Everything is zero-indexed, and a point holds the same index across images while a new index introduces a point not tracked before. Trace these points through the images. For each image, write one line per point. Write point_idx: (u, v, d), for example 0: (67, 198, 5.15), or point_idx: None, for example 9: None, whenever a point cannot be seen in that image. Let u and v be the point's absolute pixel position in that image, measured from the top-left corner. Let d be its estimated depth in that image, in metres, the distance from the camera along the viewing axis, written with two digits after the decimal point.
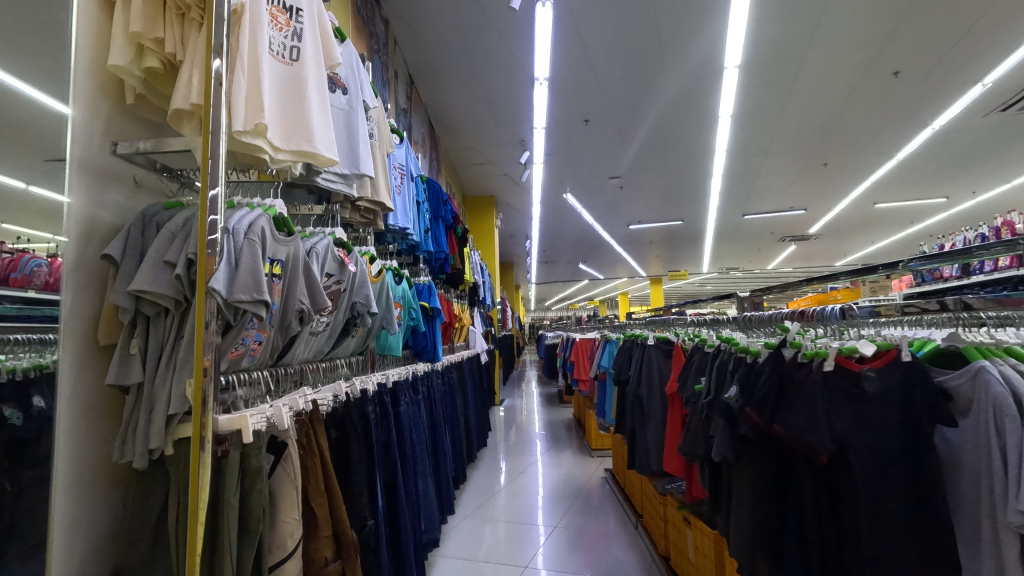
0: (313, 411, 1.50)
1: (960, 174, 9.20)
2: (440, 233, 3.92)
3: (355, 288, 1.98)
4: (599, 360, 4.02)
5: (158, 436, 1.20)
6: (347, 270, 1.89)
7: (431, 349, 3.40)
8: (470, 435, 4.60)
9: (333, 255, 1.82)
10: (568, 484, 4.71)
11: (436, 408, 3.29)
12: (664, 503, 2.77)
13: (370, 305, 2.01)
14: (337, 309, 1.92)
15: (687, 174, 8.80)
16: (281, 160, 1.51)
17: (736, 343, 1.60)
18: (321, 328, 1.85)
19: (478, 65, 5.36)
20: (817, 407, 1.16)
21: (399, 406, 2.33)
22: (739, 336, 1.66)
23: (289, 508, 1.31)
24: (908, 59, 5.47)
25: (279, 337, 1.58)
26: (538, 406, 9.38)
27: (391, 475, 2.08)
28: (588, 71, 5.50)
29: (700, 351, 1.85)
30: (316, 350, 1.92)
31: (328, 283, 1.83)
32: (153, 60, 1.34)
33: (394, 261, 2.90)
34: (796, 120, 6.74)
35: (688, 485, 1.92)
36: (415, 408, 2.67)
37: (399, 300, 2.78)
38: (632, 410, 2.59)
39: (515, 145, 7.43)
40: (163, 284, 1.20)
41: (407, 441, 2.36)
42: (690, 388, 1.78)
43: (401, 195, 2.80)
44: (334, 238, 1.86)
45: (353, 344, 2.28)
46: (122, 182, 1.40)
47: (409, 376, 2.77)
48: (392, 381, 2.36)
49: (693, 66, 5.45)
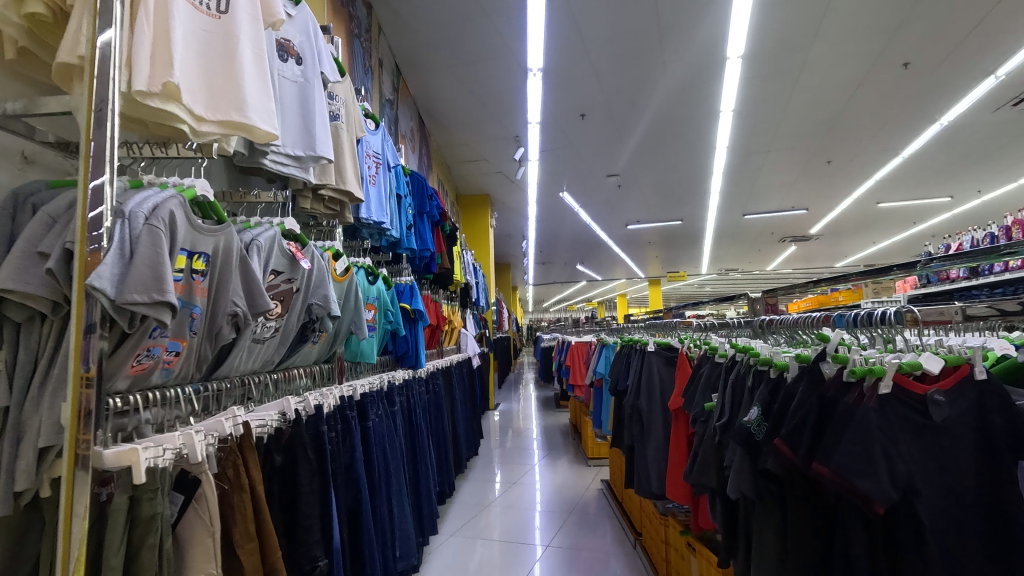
0: (243, 435, 1.24)
1: (967, 172, 8.97)
2: (425, 230, 3.67)
3: (312, 289, 1.73)
4: (595, 364, 3.77)
5: (28, 476, 0.95)
6: (299, 268, 1.63)
7: (413, 354, 3.16)
8: (458, 445, 4.34)
9: (281, 249, 1.57)
10: (564, 496, 4.45)
11: (418, 419, 3.03)
12: (664, 524, 2.51)
13: (329, 307, 1.75)
14: (290, 312, 1.67)
15: (687, 172, 8.55)
16: (206, 133, 1.25)
17: (755, 352, 1.35)
18: (268, 334, 1.59)
19: (468, 55, 5.10)
20: (871, 440, 0.91)
21: (368, 422, 2.07)
22: (759, 344, 1.40)
23: (203, 561, 1.05)
24: (919, 50, 5.22)
25: (208, 347, 1.32)
26: (535, 410, 9.12)
27: (355, 501, 1.82)
28: (584, 62, 5.25)
29: (710, 362, 1.60)
30: (265, 359, 1.66)
31: (276, 283, 1.57)
32: (38, 6, 1.07)
33: (368, 258, 2.65)
34: (801, 114, 6.49)
35: (695, 515, 1.66)
36: (389, 421, 2.41)
37: (372, 301, 2.52)
38: (630, 424, 2.34)
39: (509, 141, 7.18)
40: (33, 283, 0.95)
41: (377, 459, 2.10)
42: (699, 406, 1.53)
43: (375, 186, 2.56)
44: (282, 229, 1.61)
45: (315, 352, 2.03)
46: (6, 159, 1.16)
47: (383, 385, 2.51)
48: (360, 393, 2.10)
49: (694, 56, 5.20)
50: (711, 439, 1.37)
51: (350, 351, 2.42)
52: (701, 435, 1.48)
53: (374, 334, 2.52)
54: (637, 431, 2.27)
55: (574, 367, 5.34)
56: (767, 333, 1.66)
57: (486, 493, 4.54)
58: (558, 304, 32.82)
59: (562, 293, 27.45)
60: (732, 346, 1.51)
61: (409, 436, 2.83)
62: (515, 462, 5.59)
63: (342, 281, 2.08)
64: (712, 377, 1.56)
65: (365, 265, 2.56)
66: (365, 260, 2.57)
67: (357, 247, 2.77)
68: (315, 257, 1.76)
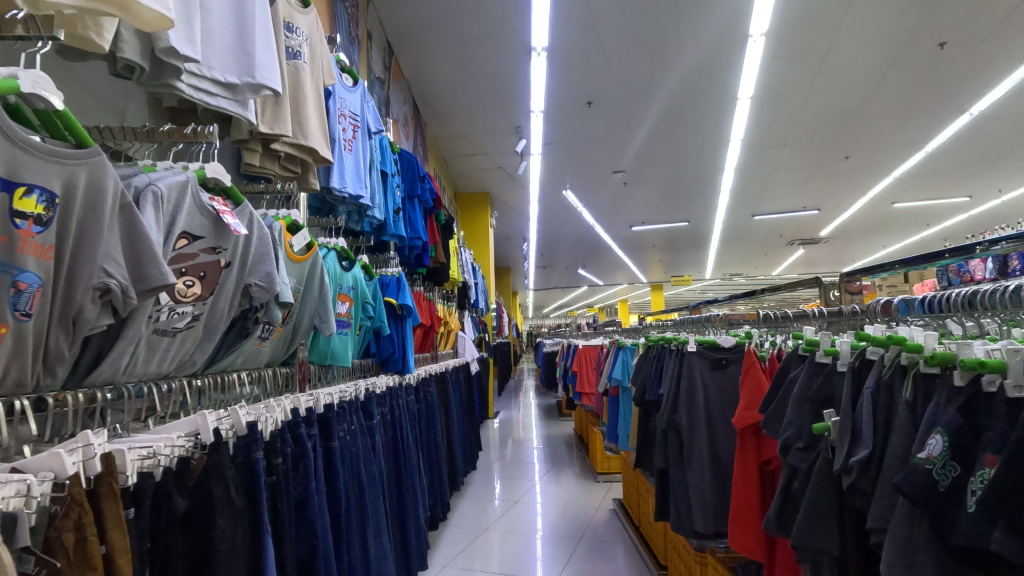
0: (101, 472, 0.79)
1: (989, 169, 8.56)
2: (416, 216, 3.22)
3: (251, 264, 1.27)
4: (609, 370, 3.31)
5: None
6: (231, 235, 1.20)
7: (399, 357, 2.74)
8: (454, 459, 3.87)
9: (196, 204, 1.11)
10: (570, 518, 3.96)
11: (405, 435, 2.57)
12: (702, 561, 1.99)
13: (273, 289, 1.30)
14: (217, 294, 1.22)
15: (697, 168, 8.14)
16: (49, 4, 0.79)
17: (908, 341, 1.02)
18: (183, 324, 1.15)
19: (466, 32, 4.68)
20: None
21: (333, 442, 1.61)
22: (916, 335, 1.06)
23: None
24: (956, 28, 4.81)
25: (63, 339, 0.87)
26: (536, 419, 8.63)
27: (309, 548, 1.36)
28: (594, 41, 4.83)
29: (807, 364, 1.27)
30: (184, 360, 1.22)
31: (192, 252, 1.13)
32: None
33: (343, 240, 2.18)
34: (823, 102, 6.09)
35: (768, 572, 1.39)
36: (363, 439, 1.94)
37: (348, 291, 2.08)
38: (662, 443, 1.90)
39: (510, 132, 6.76)
40: None
41: (345, 486, 1.65)
42: (808, 432, 1.17)
43: (351, 153, 2.13)
44: (198, 176, 1.14)
45: (266, 351, 1.60)
46: None
47: (358, 395, 2.04)
48: (323, 405, 1.64)
49: (713, 34, 4.78)
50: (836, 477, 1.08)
51: (317, 353, 1.96)
52: (804, 471, 1.15)
53: (348, 331, 2.07)
54: (676, 451, 1.81)
55: (582, 373, 4.91)
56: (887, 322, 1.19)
57: (486, 514, 4.08)
58: (557, 310, 32.36)
59: (562, 298, 27.03)
60: (854, 343, 1.18)
61: (392, 455, 2.37)
62: (517, 477, 5.11)
63: (305, 261, 1.65)
64: (812, 387, 1.22)
65: (339, 247, 2.09)
66: (340, 241, 2.11)
67: (331, 227, 2.32)
68: (254, 216, 1.29)
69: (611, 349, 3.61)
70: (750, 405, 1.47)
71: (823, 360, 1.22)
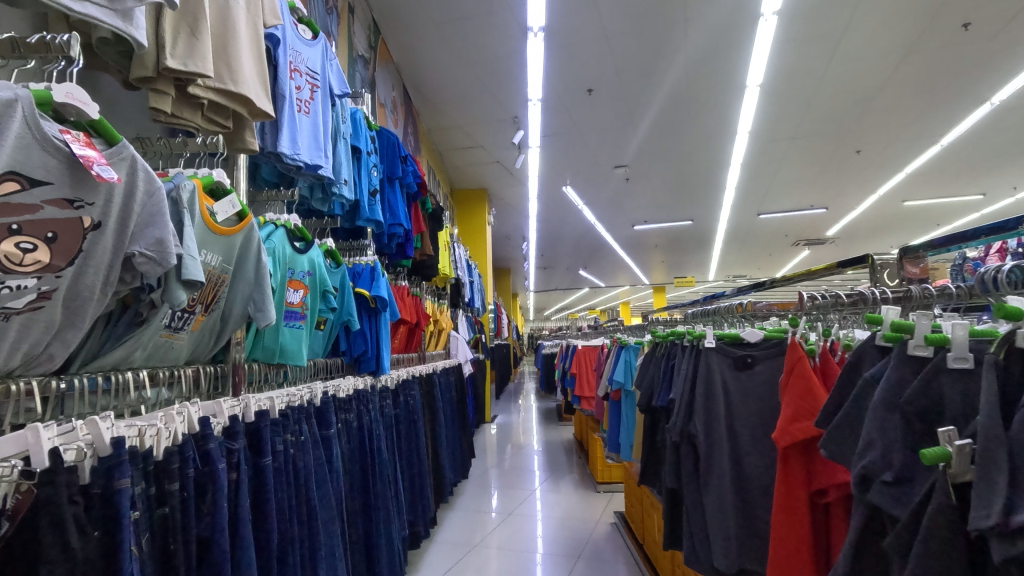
0: None
1: (1006, 165, 8.23)
2: (396, 200, 2.91)
3: (134, 227, 0.96)
4: (610, 372, 2.99)
5: None
6: (102, 186, 0.90)
7: (372, 355, 2.43)
8: (441, 470, 3.56)
9: (33, 136, 0.80)
10: (568, 532, 3.63)
11: (377, 446, 2.24)
12: None
13: (165, 261, 0.97)
14: (82, 264, 0.91)
15: (702, 163, 7.83)
16: None
17: None
18: (23, 304, 0.85)
19: (458, 10, 4.36)
20: None
21: (266, 458, 1.30)
22: None
23: None
24: (983, 7, 4.49)
25: None
26: (535, 424, 8.29)
27: None
28: (594, 21, 4.52)
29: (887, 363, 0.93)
30: (34, 354, 0.91)
31: (32, 203, 0.83)
32: None
33: (298, 218, 1.86)
34: (837, 89, 5.77)
35: None
36: (314, 453, 1.62)
37: (302, 277, 1.78)
38: (674, 458, 1.58)
39: (507, 123, 6.45)
40: None
41: (284, 514, 1.34)
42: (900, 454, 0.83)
43: (307, 116, 1.83)
44: (42, 98, 0.83)
45: (182, 345, 1.29)
46: None
47: (312, 400, 1.72)
48: (255, 414, 1.32)
49: (721, 13, 4.46)
50: (961, 530, 0.72)
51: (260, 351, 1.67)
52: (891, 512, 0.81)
53: (302, 325, 1.77)
54: (692, 469, 1.49)
55: (581, 376, 4.60)
56: (1001, 298, 0.87)
57: (477, 527, 3.75)
58: (558, 312, 32.00)
59: (563, 300, 26.73)
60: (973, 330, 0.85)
61: (358, 470, 2.03)
62: (513, 486, 4.77)
63: (237, 234, 1.35)
64: (901, 393, 0.86)
65: (291, 226, 1.78)
66: (298, 220, 1.82)
67: (289, 205, 2.02)
68: (142, 161, 0.97)
69: (612, 348, 3.29)
70: (801, 419, 1.18)
71: (920, 353, 0.87)
